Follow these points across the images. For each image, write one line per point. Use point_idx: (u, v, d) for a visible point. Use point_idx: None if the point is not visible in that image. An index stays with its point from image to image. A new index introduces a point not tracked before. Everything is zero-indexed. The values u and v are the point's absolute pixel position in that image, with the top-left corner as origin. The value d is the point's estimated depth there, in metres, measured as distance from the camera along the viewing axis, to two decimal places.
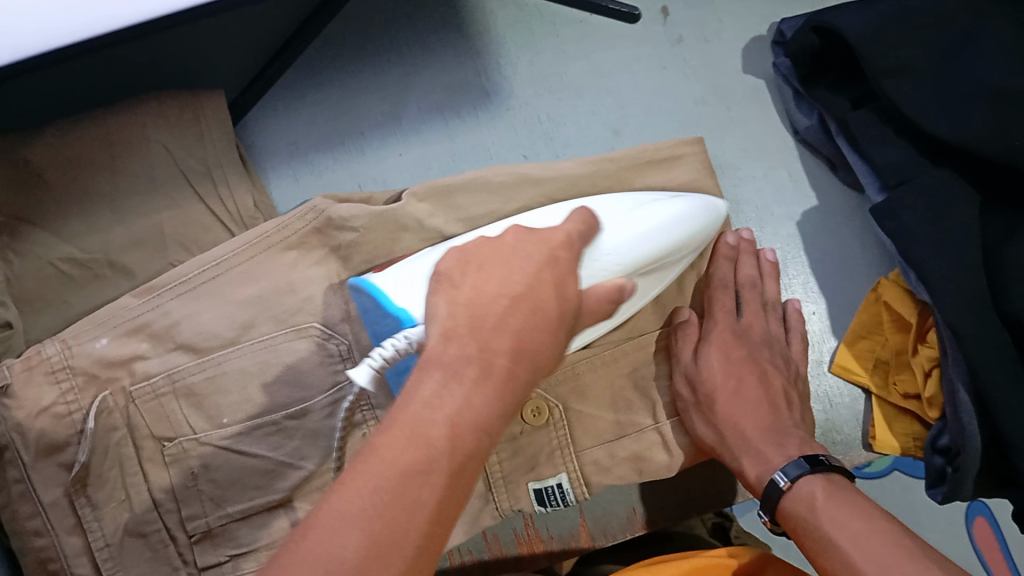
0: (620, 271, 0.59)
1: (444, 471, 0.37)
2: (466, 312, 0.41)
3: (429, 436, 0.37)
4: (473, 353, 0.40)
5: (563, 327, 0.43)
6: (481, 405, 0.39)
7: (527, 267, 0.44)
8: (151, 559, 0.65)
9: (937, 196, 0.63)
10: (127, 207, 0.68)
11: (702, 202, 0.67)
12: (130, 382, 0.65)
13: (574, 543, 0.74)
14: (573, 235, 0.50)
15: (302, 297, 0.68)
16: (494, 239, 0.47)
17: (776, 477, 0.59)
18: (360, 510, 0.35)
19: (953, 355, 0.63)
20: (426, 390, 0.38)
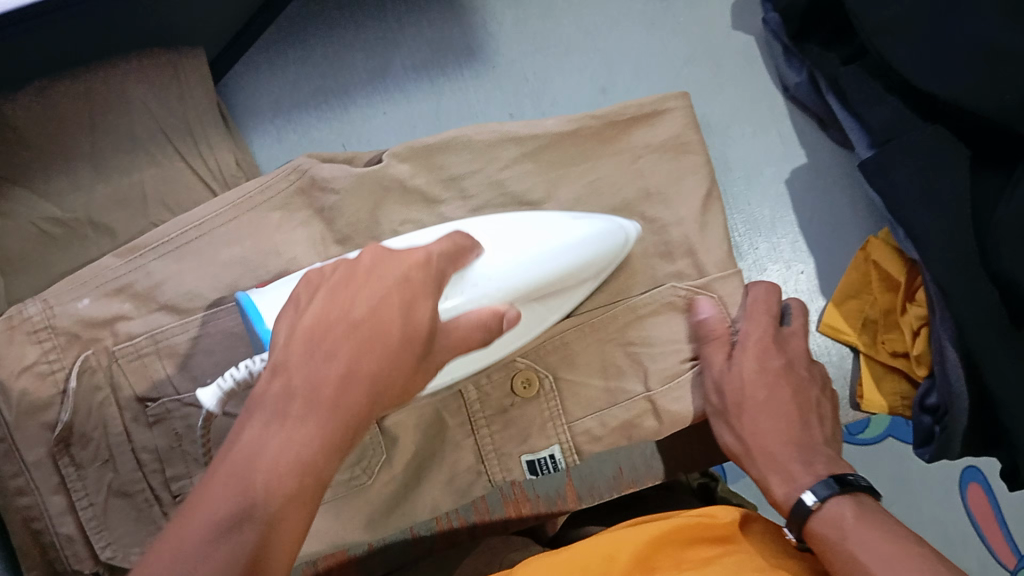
0: (500, 298, 0.54)
1: (265, 516, 0.37)
2: (304, 334, 0.42)
3: (249, 481, 0.37)
4: (298, 388, 0.40)
5: (407, 353, 0.43)
6: (304, 440, 0.39)
7: (377, 290, 0.43)
8: (137, 519, 0.65)
9: (927, 153, 0.62)
10: (107, 167, 0.68)
11: (603, 227, 0.62)
12: (113, 342, 0.64)
13: (560, 504, 0.73)
14: (437, 256, 0.49)
15: (286, 259, 0.67)
16: (350, 263, 0.46)
17: (805, 497, 0.56)
18: (170, 565, 0.35)
19: (941, 315, 0.63)
20: (246, 435, 0.39)
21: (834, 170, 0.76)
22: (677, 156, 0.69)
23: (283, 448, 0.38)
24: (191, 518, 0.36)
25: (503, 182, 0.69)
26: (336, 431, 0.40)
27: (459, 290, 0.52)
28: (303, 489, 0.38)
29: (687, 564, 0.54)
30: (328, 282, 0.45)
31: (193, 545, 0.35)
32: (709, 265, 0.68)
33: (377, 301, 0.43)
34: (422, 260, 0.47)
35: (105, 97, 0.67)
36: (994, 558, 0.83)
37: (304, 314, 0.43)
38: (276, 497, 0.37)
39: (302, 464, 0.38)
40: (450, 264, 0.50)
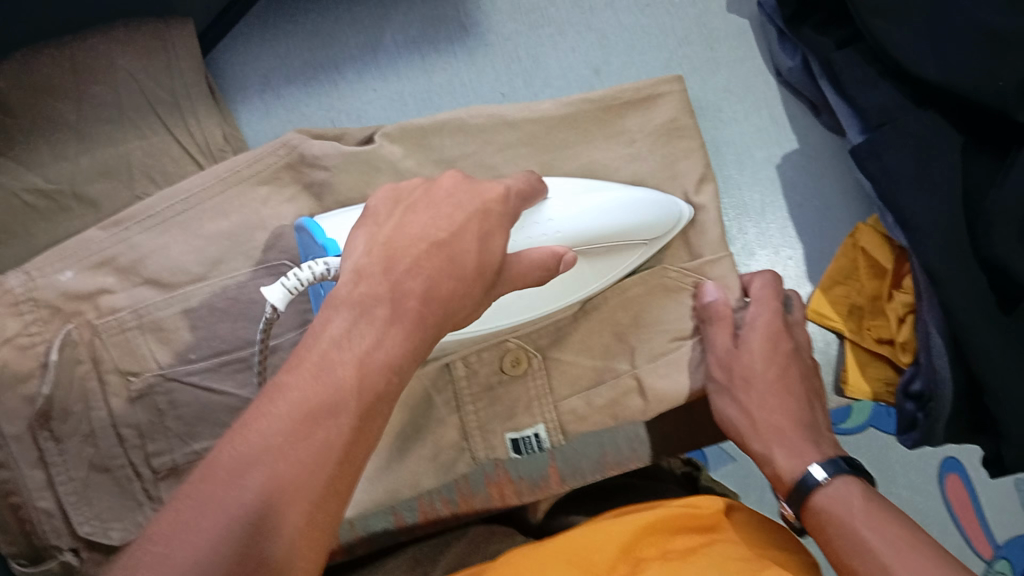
0: (558, 241, 0.57)
1: (353, 410, 0.38)
2: (385, 248, 0.44)
3: (337, 377, 0.38)
4: (384, 292, 0.41)
5: (479, 280, 0.45)
6: (389, 345, 0.40)
7: (458, 212, 0.46)
8: (119, 493, 0.64)
9: (921, 140, 0.63)
10: (93, 137, 0.67)
11: (653, 198, 0.64)
12: (95, 316, 0.63)
13: (545, 487, 0.72)
14: (513, 193, 0.51)
15: (272, 233, 0.66)
16: (429, 184, 0.48)
17: (811, 472, 0.58)
18: (265, 443, 0.36)
19: (927, 299, 0.63)
20: (334, 329, 0.40)
21: (824, 156, 0.77)
22: (671, 141, 0.69)
23: (368, 352, 0.40)
24: (275, 397, 0.37)
25: (495, 165, 0.69)
26: (411, 341, 0.41)
27: (524, 228, 0.55)
28: (382, 393, 0.40)
29: (673, 552, 0.54)
30: (408, 200, 0.47)
31: (282, 426, 0.36)
32: (699, 250, 0.68)
33: (457, 224, 0.45)
34: (501, 191, 0.49)
35: (91, 66, 0.67)
36: (972, 550, 0.84)
37: (382, 228, 0.45)
38: (364, 394, 0.39)
39: (388, 367, 0.40)
40: (523, 202, 0.52)
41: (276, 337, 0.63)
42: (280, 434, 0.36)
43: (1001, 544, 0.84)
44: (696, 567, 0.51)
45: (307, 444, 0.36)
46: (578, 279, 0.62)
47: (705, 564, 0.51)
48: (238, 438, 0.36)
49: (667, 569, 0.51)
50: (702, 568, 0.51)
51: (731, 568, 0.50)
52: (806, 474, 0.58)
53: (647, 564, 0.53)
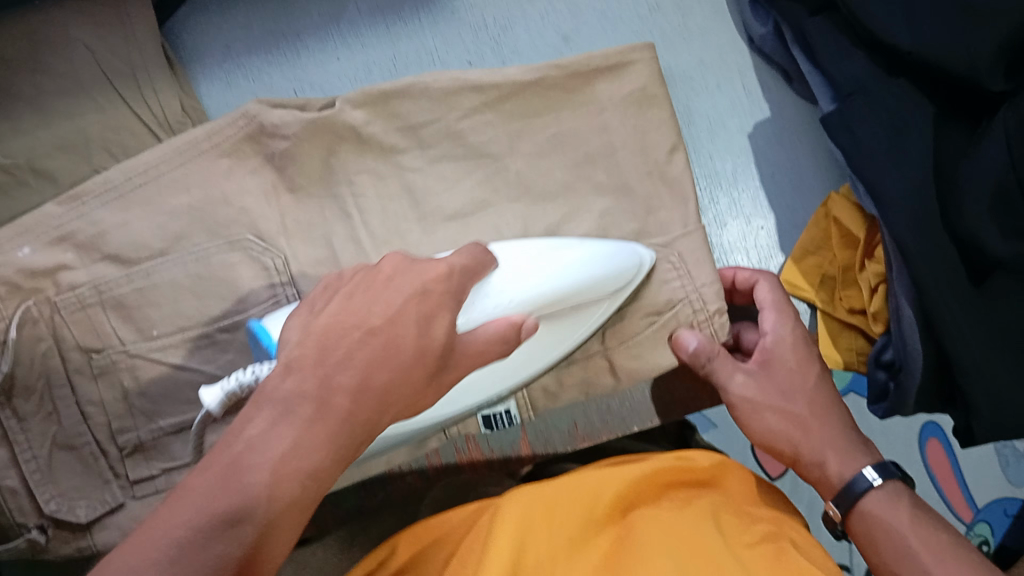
0: (515, 310, 0.52)
1: (257, 520, 0.37)
2: (315, 344, 0.41)
3: (243, 480, 0.37)
4: (310, 388, 0.39)
5: (420, 367, 0.43)
6: (308, 450, 0.38)
7: (394, 297, 0.44)
8: (83, 473, 0.63)
9: (894, 112, 0.62)
10: (49, 109, 0.65)
11: (610, 253, 0.60)
12: (55, 292, 0.62)
13: (515, 455, 0.72)
14: (458, 269, 0.48)
15: (235, 209, 0.64)
16: (371, 268, 0.46)
17: (866, 473, 0.57)
18: (163, 554, 0.34)
19: (897, 268, 0.63)
20: (251, 431, 0.38)
21: (796, 125, 0.76)
22: (642, 110, 0.68)
23: (281, 460, 0.38)
24: (179, 501, 0.36)
25: (461, 133, 0.67)
26: (336, 440, 0.40)
27: (477, 303, 0.51)
28: (296, 501, 0.38)
29: (667, 506, 0.54)
30: (348, 286, 0.45)
31: (176, 538, 0.35)
32: (667, 227, 0.67)
33: (395, 310, 0.43)
34: (445, 270, 0.47)
35: (45, 37, 0.65)
36: (953, 511, 0.85)
37: (319, 316, 0.43)
38: (275, 503, 0.37)
39: (303, 473, 0.38)
40: (468, 280, 0.49)
41: (239, 314, 0.63)
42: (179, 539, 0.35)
43: (981, 508, 0.85)
44: (686, 528, 0.51)
45: (213, 549, 0.35)
46: (538, 347, 0.60)
47: (702, 520, 0.52)
48: (134, 548, 0.35)
49: (662, 526, 0.52)
50: (693, 527, 0.51)
51: (727, 531, 0.51)
52: (855, 476, 0.57)
53: (640, 521, 0.53)
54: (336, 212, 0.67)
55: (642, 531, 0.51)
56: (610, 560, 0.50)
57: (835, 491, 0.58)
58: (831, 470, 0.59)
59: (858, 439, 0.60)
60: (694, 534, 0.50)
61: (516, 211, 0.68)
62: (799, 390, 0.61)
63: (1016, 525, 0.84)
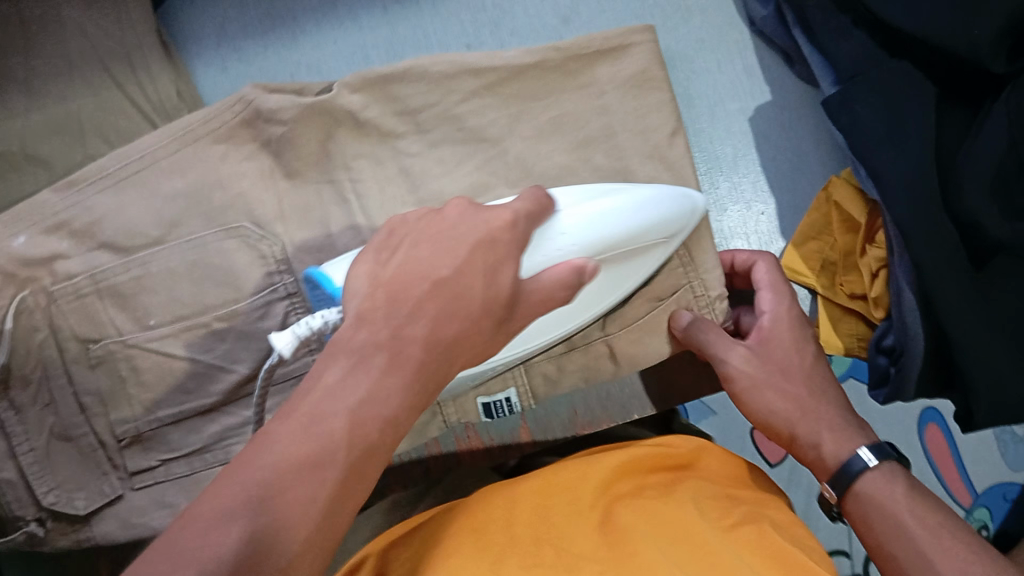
0: (577, 254, 0.52)
1: (341, 464, 0.36)
2: (385, 293, 0.41)
3: (327, 427, 0.36)
4: (384, 339, 0.39)
5: (487, 317, 0.42)
6: (386, 396, 0.38)
7: (461, 246, 0.43)
8: (81, 462, 0.63)
9: (895, 94, 0.62)
10: (43, 93, 0.64)
11: (671, 195, 0.58)
12: (51, 281, 0.61)
13: (514, 442, 0.71)
14: (522, 216, 0.47)
15: (232, 195, 0.64)
16: (435, 215, 0.45)
17: (861, 453, 0.56)
18: (244, 501, 0.34)
19: (900, 254, 0.63)
20: (329, 378, 0.38)
21: (796, 107, 0.75)
22: (642, 92, 0.67)
23: (358, 409, 0.37)
24: (258, 447, 0.35)
25: (460, 117, 0.67)
26: (411, 390, 0.39)
27: (541, 247, 0.50)
28: (375, 449, 0.37)
29: (650, 490, 0.54)
30: (414, 232, 0.44)
31: (256, 485, 0.34)
32: None
33: (459, 261, 0.42)
34: (509, 219, 0.45)
35: (37, 20, 0.64)
36: (951, 496, 0.85)
37: (387, 266, 0.43)
38: (354, 449, 0.36)
39: (382, 419, 0.38)
40: (532, 225, 0.48)
41: (235, 303, 0.62)
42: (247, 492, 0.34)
43: (980, 493, 0.85)
44: (669, 510, 0.51)
45: (286, 504, 0.34)
46: (593, 295, 0.59)
47: (687, 504, 0.52)
48: (222, 488, 0.34)
49: (648, 512, 0.51)
50: (676, 508, 0.51)
51: (709, 510, 0.51)
52: (850, 458, 0.56)
53: (622, 505, 0.52)
54: (333, 197, 0.66)
55: (624, 514, 0.51)
56: (595, 538, 0.50)
57: (830, 472, 0.57)
58: (826, 450, 0.57)
59: (853, 421, 0.59)
60: (675, 516, 0.50)
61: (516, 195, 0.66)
62: (799, 372, 0.60)
63: (1014, 510, 0.84)
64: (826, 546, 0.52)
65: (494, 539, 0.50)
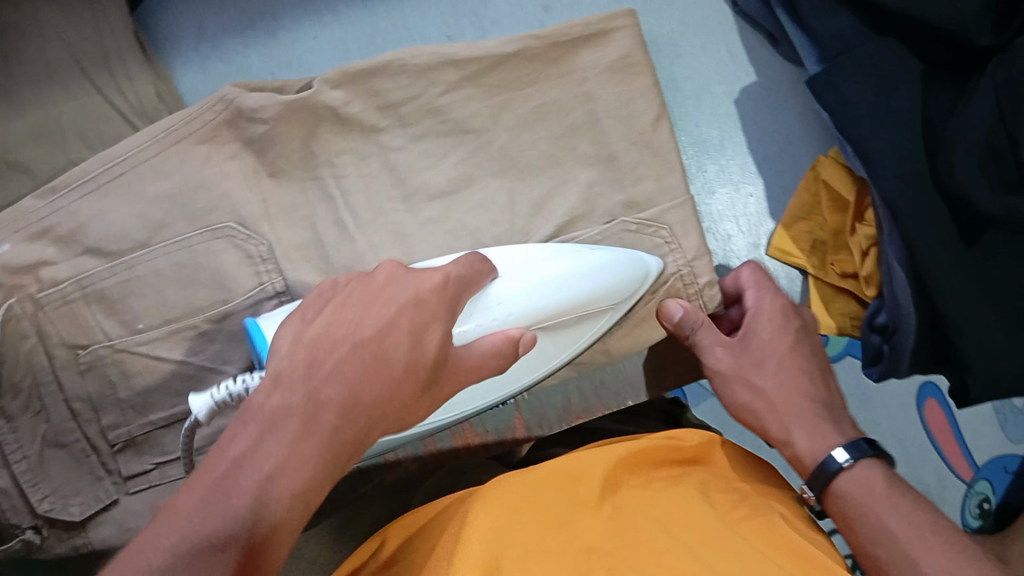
0: (506, 324, 0.54)
1: (246, 539, 0.36)
2: (305, 353, 0.41)
3: (230, 503, 0.36)
4: (298, 401, 0.39)
5: (411, 378, 0.42)
6: (296, 466, 0.38)
7: (387, 309, 0.43)
8: (74, 469, 0.62)
9: (881, 70, 0.61)
10: (20, 98, 0.63)
11: (615, 261, 0.61)
12: (37, 288, 0.60)
13: (509, 436, 0.71)
14: (451, 279, 0.47)
15: (217, 194, 0.63)
16: (365, 275, 0.45)
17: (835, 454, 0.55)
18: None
19: (889, 231, 0.62)
20: (238, 447, 0.38)
21: (782, 87, 0.75)
22: (625, 77, 0.67)
23: (271, 476, 0.37)
24: (167, 526, 0.36)
25: (443, 109, 0.66)
26: (332, 449, 0.39)
27: (473, 315, 0.52)
28: (288, 515, 0.37)
29: (657, 482, 0.54)
30: (342, 293, 0.44)
31: (157, 568, 0.34)
32: (653, 198, 0.66)
33: (385, 322, 0.42)
34: (436, 282, 0.46)
35: (13, 23, 0.63)
36: (953, 472, 0.86)
37: (310, 325, 0.42)
38: (262, 524, 0.36)
39: (293, 491, 0.38)
40: (463, 289, 0.49)
41: (226, 304, 0.62)
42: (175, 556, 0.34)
43: (981, 468, 0.84)
44: (676, 502, 0.51)
45: (211, 567, 0.34)
46: (536, 354, 0.60)
47: (694, 497, 0.51)
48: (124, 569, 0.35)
49: (653, 505, 0.51)
50: (686, 500, 0.51)
51: (714, 501, 0.52)
52: (825, 458, 0.55)
53: (629, 496, 0.52)
54: (319, 194, 0.66)
55: (631, 505, 0.51)
56: (604, 528, 0.49)
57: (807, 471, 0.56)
58: (800, 449, 0.57)
59: (828, 417, 0.58)
60: (683, 507, 0.50)
61: (501, 186, 0.67)
62: (772, 364, 0.61)
63: (1017, 484, 0.84)
64: (829, 537, 0.52)
65: (512, 530, 0.48)
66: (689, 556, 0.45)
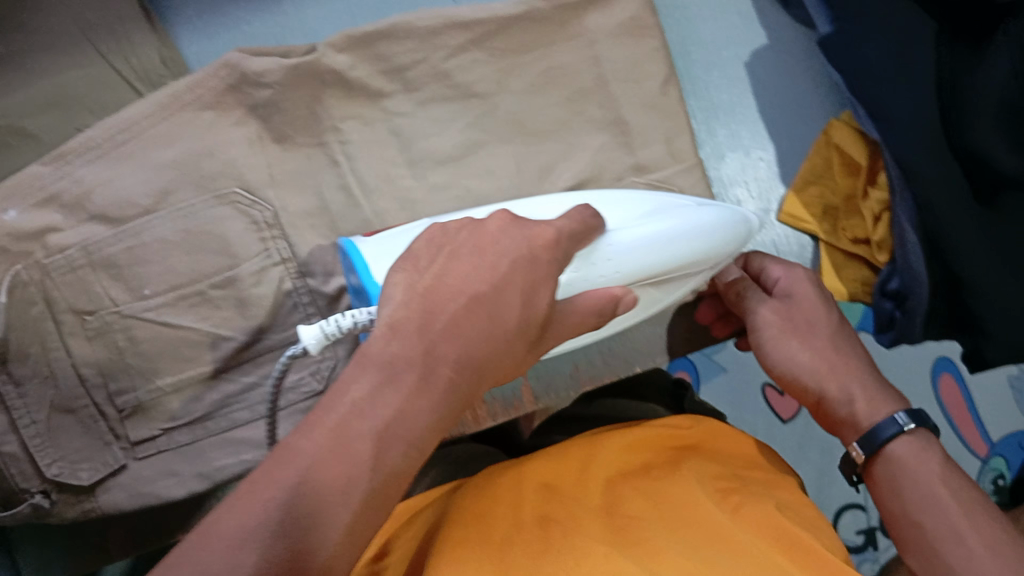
0: (616, 282, 0.49)
1: (364, 491, 0.34)
2: (421, 303, 0.38)
3: (353, 449, 0.34)
4: (417, 353, 0.36)
5: (520, 337, 0.40)
6: (413, 419, 0.36)
7: (502, 261, 0.40)
8: (84, 435, 0.61)
9: (893, 27, 0.60)
10: (26, 66, 0.63)
11: (711, 222, 0.53)
12: (44, 255, 0.60)
13: (518, 405, 0.67)
14: (565, 234, 0.44)
15: (222, 161, 0.62)
16: (474, 227, 0.41)
17: (897, 416, 0.52)
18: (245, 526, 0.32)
19: (902, 194, 0.62)
20: (356, 392, 0.35)
21: (794, 52, 0.74)
22: (634, 39, 0.67)
23: (387, 430, 0.35)
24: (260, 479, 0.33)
25: (449, 73, 0.66)
26: (439, 407, 0.37)
27: (578, 271, 0.47)
28: (397, 473, 0.35)
29: (655, 471, 0.52)
30: (455, 241, 0.41)
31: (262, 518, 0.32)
32: (662, 162, 0.68)
33: (502, 275, 0.39)
34: (552, 237, 0.42)
35: None
36: (966, 448, 0.84)
37: (423, 275, 0.39)
38: (380, 475, 0.34)
39: (405, 442, 0.35)
40: (575, 245, 0.45)
41: (231, 269, 0.62)
42: (271, 516, 0.32)
43: (995, 442, 0.83)
44: (675, 495, 0.49)
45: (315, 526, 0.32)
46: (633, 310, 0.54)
47: (694, 489, 0.50)
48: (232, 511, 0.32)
49: (650, 496, 0.50)
50: (685, 492, 0.49)
51: (711, 491, 0.50)
52: (881, 422, 0.52)
53: (626, 490, 0.51)
54: (325, 161, 0.65)
55: (628, 502, 0.49)
56: (599, 524, 0.47)
57: (851, 431, 0.54)
58: (859, 409, 0.54)
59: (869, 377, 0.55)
60: (681, 499, 0.49)
61: (509, 152, 0.67)
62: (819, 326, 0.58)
63: None
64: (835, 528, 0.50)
65: (492, 525, 0.47)
66: (684, 559, 0.44)
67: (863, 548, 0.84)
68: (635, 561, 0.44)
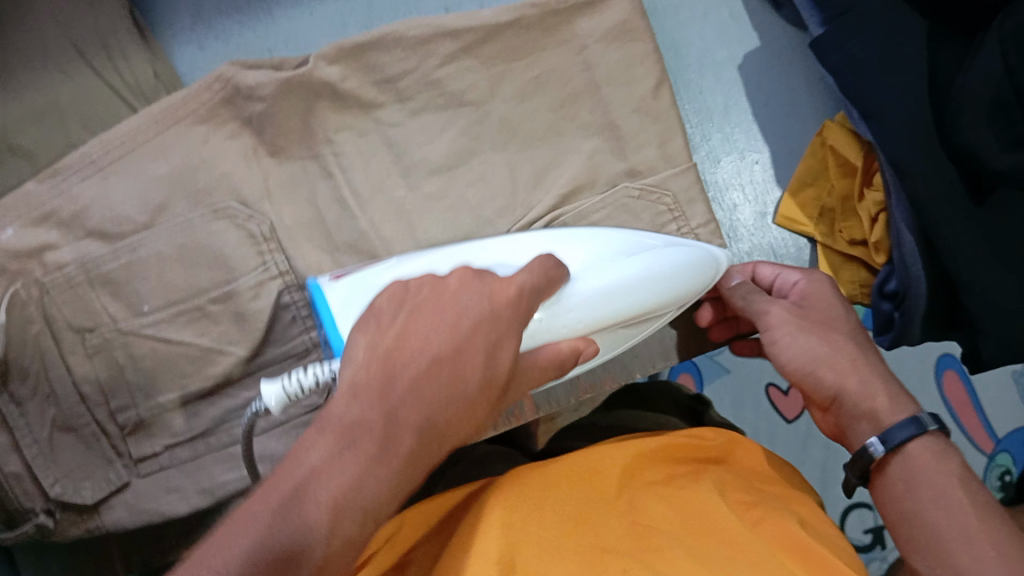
0: (576, 332, 0.49)
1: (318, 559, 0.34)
2: (380, 367, 0.38)
3: (309, 520, 0.34)
4: (376, 419, 0.37)
5: (483, 399, 0.40)
6: (369, 487, 0.36)
7: (464, 319, 0.39)
8: (86, 452, 0.61)
9: (884, 26, 0.60)
10: (19, 81, 0.63)
11: (678, 263, 0.54)
12: (42, 273, 0.60)
13: (519, 416, 0.67)
14: (527, 290, 0.43)
15: (216, 174, 0.62)
16: (437, 281, 0.42)
17: (920, 417, 0.50)
18: None
19: (897, 194, 0.62)
20: (312, 458, 0.36)
21: (786, 53, 0.74)
22: (625, 43, 0.67)
23: (343, 497, 0.35)
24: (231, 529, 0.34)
25: (441, 81, 0.66)
26: (399, 477, 0.37)
27: (539, 323, 0.48)
28: (355, 542, 0.36)
29: (678, 477, 0.53)
30: (415, 299, 0.41)
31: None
32: (655, 165, 0.67)
33: (462, 337, 0.39)
34: (514, 293, 0.42)
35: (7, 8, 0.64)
36: (972, 444, 0.84)
37: (383, 335, 0.39)
38: (338, 544, 0.35)
39: (363, 508, 0.36)
40: (537, 298, 0.44)
41: (228, 284, 0.62)
42: (251, 555, 0.33)
43: (1001, 438, 0.83)
44: (696, 503, 0.49)
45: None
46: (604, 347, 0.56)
47: (713, 497, 0.50)
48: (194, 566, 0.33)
49: (671, 502, 0.50)
50: (704, 500, 0.49)
51: (731, 500, 0.50)
52: (901, 421, 0.50)
53: (645, 497, 0.51)
54: (318, 172, 0.65)
55: (648, 507, 0.50)
56: (623, 528, 0.47)
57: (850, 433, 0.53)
58: (875, 409, 0.52)
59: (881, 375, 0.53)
60: (699, 508, 0.49)
61: (502, 159, 0.67)
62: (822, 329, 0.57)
63: None
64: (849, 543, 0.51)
65: (524, 536, 0.46)
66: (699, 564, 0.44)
67: (871, 547, 0.83)
68: (645, 565, 0.43)
